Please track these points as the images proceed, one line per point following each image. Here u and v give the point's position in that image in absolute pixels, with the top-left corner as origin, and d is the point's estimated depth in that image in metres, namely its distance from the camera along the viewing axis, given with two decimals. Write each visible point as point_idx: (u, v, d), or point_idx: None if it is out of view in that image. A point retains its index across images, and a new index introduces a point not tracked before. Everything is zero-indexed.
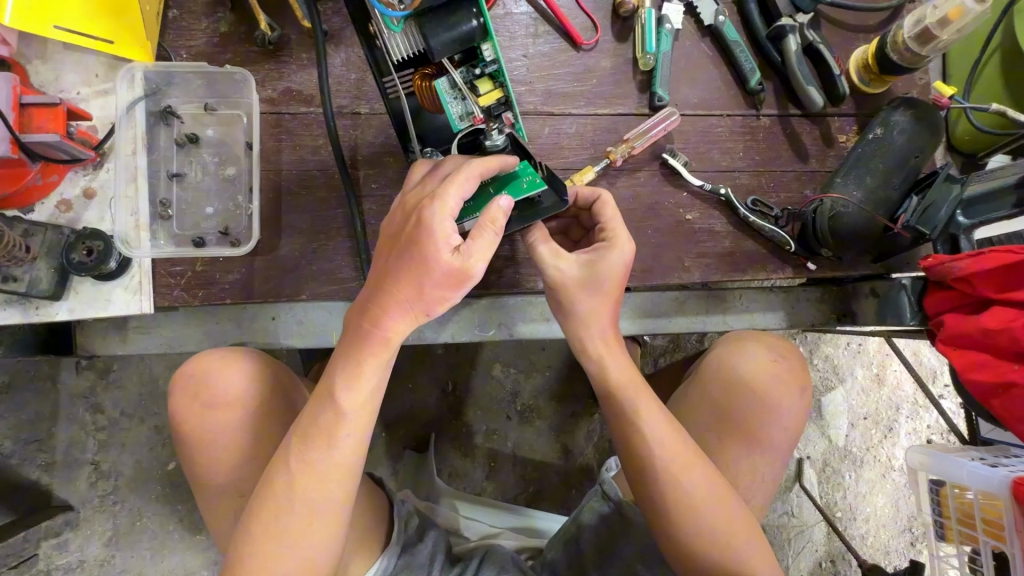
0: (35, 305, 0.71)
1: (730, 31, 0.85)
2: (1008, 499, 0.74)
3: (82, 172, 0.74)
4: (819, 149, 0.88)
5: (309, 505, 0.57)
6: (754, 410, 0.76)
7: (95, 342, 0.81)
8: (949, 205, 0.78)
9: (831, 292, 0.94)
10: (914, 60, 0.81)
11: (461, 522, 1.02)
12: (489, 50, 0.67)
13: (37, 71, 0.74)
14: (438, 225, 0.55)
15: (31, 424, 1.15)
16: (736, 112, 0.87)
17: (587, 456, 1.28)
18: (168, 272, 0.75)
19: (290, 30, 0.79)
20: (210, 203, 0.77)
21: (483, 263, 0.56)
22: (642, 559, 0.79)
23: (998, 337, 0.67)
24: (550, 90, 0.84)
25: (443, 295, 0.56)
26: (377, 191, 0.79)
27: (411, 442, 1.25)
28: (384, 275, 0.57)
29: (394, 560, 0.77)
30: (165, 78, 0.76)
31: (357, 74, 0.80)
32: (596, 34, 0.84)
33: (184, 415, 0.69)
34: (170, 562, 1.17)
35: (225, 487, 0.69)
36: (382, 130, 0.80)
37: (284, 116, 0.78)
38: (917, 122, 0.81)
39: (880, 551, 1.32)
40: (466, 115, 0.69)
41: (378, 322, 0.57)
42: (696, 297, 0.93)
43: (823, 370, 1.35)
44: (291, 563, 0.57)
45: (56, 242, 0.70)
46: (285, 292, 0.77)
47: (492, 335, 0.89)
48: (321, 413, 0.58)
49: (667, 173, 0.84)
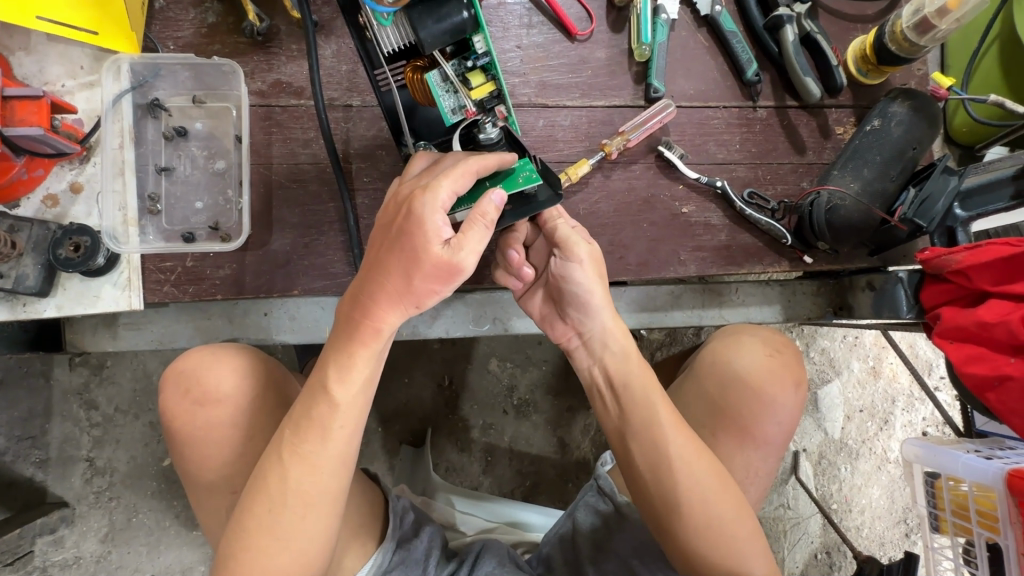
0: (22, 302, 0.70)
1: (727, 22, 0.84)
2: (1004, 490, 0.74)
3: (68, 166, 0.72)
4: (816, 142, 0.87)
5: (305, 495, 0.56)
6: (748, 405, 0.76)
7: (85, 339, 0.80)
8: (947, 197, 0.77)
9: (828, 286, 0.94)
10: (914, 50, 0.80)
11: (458, 517, 1.01)
12: (481, 42, 0.67)
13: (21, 63, 0.72)
14: (429, 218, 0.54)
15: (24, 421, 1.14)
16: (732, 104, 0.86)
17: (584, 449, 1.28)
18: (158, 268, 0.74)
19: (279, 21, 0.78)
20: (199, 198, 0.76)
21: (473, 257, 0.55)
22: (638, 556, 0.77)
23: (993, 330, 0.66)
24: (545, 81, 0.82)
25: (432, 288, 0.55)
26: (370, 185, 0.78)
27: (407, 437, 1.24)
28: (374, 267, 0.56)
29: (389, 556, 0.76)
30: (152, 70, 0.74)
31: (349, 65, 0.79)
32: (591, 25, 0.83)
33: (174, 411, 0.68)
34: (167, 558, 1.17)
35: (216, 483, 0.68)
36: (374, 122, 0.79)
37: (274, 109, 0.77)
38: (915, 114, 0.81)
39: (875, 542, 1.32)
40: (457, 108, 0.69)
41: (368, 314, 0.56)
42: (693, 291, 0.92)
43: (819, 363, 1.35)
44: (284, 556, 0.56)
45: (43, 237, 0.69)
46: (277, 287, 0.76)
47: (488, 330, 0.88)
48: (315, 406, 0.57)
49: (663, 165, 0.83)
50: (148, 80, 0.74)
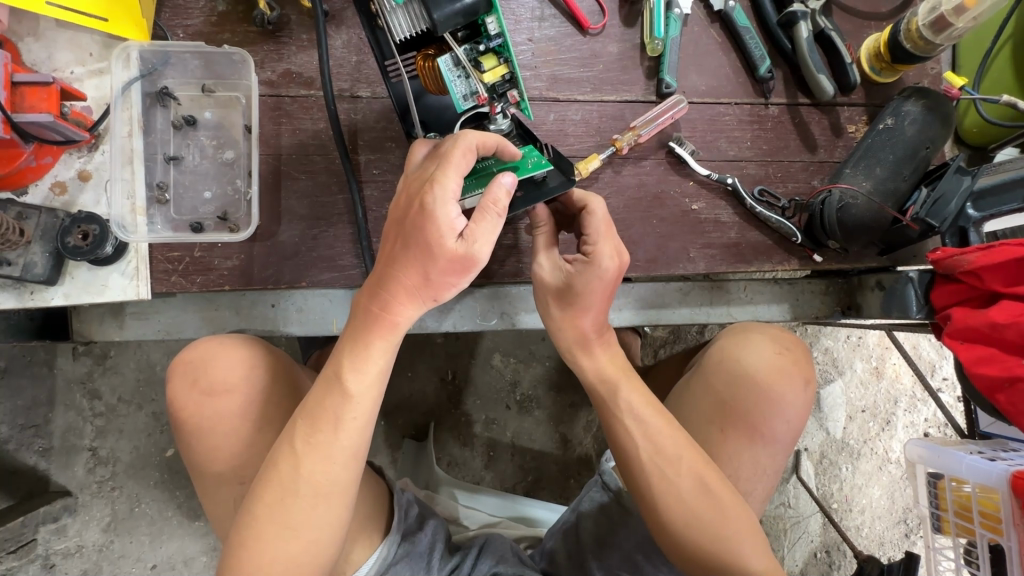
0: (30, 290, 0.70)
1: (740, 17, 0.83)
2: (1007, 492, 0.74)
3: (76, 154, 0.72)
4: (827, 139, 0.87)
5: (317, 486, 0.56)
6: (756, 403, 0.76)
7: (91, 329, 0.80)
8: (960, 197, 0.76)
9: (837, 285, 0.94)
10: (930, 48, 0.79)
11: (461, 510, 1.01)
12: (493, 23, 0.66)
13: (29, 49, 0.72)
14: (442, 210, 0.53)
15: (27, 409, 1.14)
16: (744, 100, 0.85)
17: (586, 445, 1.28)
18: (166, 258, 0.74)
19: (289, 11, 0.77)
20: (207, 187, 0.76)
21: (487, 249, 0.55)
22: (642, 551, 0.78)
23: (1006, 331, 0.66)
24: (556, 75, 0.82)
25: (448, 280, 0.56)
26: (379, 177, 0.78)
27: (410, 430, 1.24)
28: (390, 259, 0.56)
29: (394, 549, 0.76)
30: (161, 58, 0.73)
31: (358, 56, 0.78)
32: (603, 18, 0.82)
33: (183, 401, 0.68)
34: (169, 548, 1.17)
35: (224, 474, 0.68)
36: (383, 114, 0.79)
37: (284, 99, 0.77)
38: (929, 113, 0.80)
39: (875, 542, 1.33)
40: (470, 94, 0.68)
41: (385, 306, 0.56)
42: (700, 288, 0.92)
43: (822, 363, 1.34)
44: (294, 545, 0.56)
45: (51, 225, 0.69)
46: (285, 279, 0.76)
47: (494, 325, 0.88)
48: (329, 396, 0.57)
49: (673, 161, 0.83)
50: (157, 68, 0.74)
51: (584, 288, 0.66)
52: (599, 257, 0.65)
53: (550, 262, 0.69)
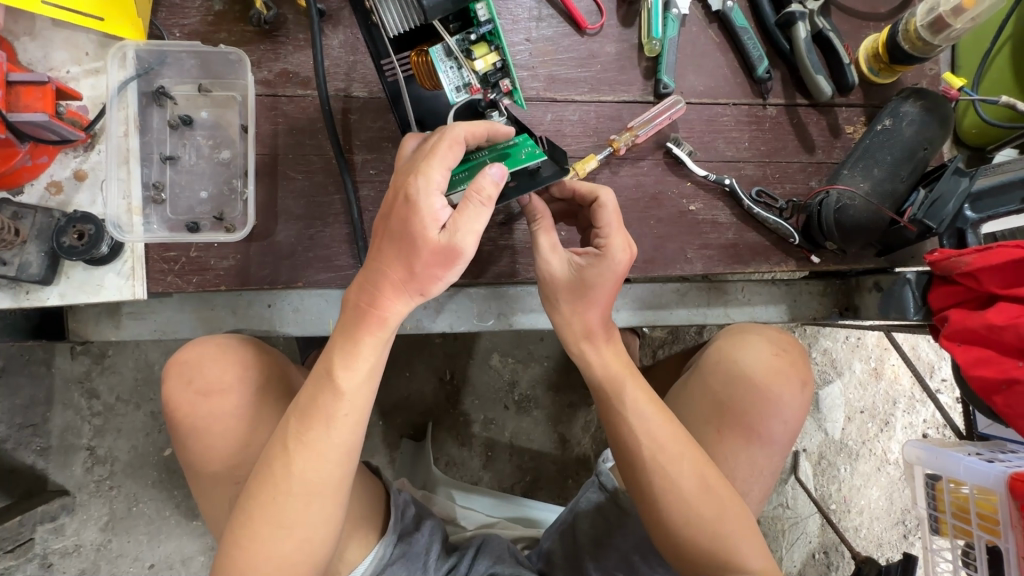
0: (25, 289, 0.70)
1: (738, 17, 0.83)
2: (1005, 493, 0.74)
3: (72, 154, 0.72)
4: (825, 140, 0.86)
5: (310, 485, 0.56)
6: (753, 402, 0.75)
7: (88, 328, 0.80)
8: (957, 199, 0.76)
9: (835, 286, 0.94)
10: (927, 49, 0.79)
11: (458, 511, 1.01)
12: (483, 9, 0.65)
13: (26, 49, 0.72)
14: (425, 201, 0.53)
15: (26, 408, 1.14)
16: (742, 100, 0.85)
17: (584, 445, 1.27)
18: (162, 258, 0.73)
19: (286, 10, 0.77)
20: (203, 186, 0.76)
21: (471, 239, 0.54)
22: (639, 552, 0.77)
23: (1003, 333, 0.66)
24: (553, 75, 0.82)
25: (434, 273, 0.55)
26: (376, 177, 0.78)
27: (407, 430, 1.24)
28: (377, 254, 0.56)
29: (390, 549, 0.76)
30: (157, 57, 0.74)
31: (355, 56, 0.78)
32: (601, 18, 0.82)
33: (178, 401, 0.68)
34: (167, 547, 1.17)
35: (219, 474, 0.67)
36: (380, 113, 0.78)
37: (280, 99, 0.76)
38: (927, 113, 0.80)
39: (873, 543, 1.33)
40: (462, 86, 0.68)
41: (374, 301, 0.56)
42: (698, 289, 0.92)
43: (821, 364, 1.34)
44: (288, 543, 0.56)
45: (47, 225, 0.69)
46: (281, 279, 0.76)
47: (492, 325, 0.88)
48: (320, 395, 0.57)
49: (671, 162, 0.83)
50: (153, 67, 0.74)
51: (598, 281, 0.66)
52: (612, 249, 0.66)
53: (560, 256, 0.68)
